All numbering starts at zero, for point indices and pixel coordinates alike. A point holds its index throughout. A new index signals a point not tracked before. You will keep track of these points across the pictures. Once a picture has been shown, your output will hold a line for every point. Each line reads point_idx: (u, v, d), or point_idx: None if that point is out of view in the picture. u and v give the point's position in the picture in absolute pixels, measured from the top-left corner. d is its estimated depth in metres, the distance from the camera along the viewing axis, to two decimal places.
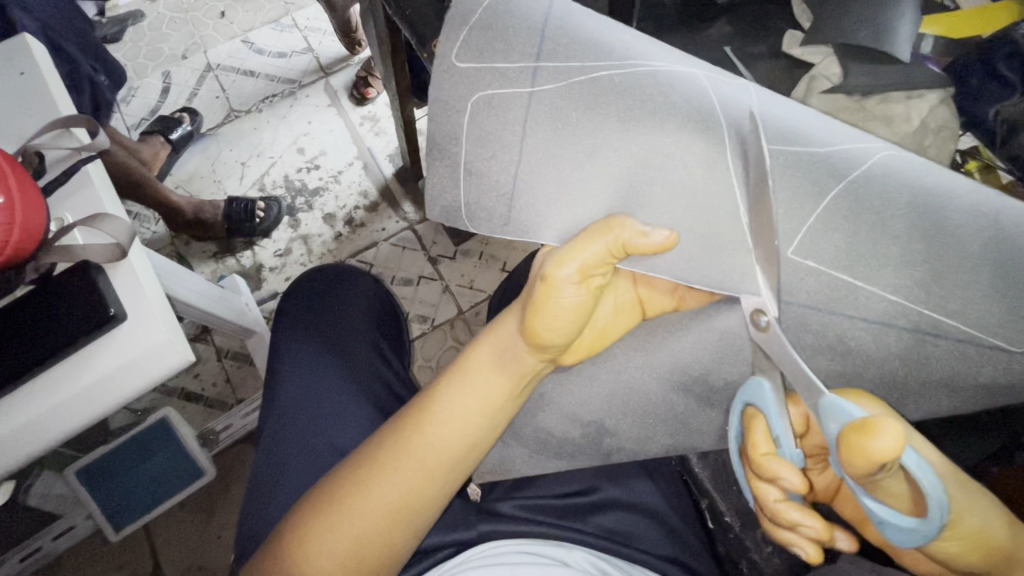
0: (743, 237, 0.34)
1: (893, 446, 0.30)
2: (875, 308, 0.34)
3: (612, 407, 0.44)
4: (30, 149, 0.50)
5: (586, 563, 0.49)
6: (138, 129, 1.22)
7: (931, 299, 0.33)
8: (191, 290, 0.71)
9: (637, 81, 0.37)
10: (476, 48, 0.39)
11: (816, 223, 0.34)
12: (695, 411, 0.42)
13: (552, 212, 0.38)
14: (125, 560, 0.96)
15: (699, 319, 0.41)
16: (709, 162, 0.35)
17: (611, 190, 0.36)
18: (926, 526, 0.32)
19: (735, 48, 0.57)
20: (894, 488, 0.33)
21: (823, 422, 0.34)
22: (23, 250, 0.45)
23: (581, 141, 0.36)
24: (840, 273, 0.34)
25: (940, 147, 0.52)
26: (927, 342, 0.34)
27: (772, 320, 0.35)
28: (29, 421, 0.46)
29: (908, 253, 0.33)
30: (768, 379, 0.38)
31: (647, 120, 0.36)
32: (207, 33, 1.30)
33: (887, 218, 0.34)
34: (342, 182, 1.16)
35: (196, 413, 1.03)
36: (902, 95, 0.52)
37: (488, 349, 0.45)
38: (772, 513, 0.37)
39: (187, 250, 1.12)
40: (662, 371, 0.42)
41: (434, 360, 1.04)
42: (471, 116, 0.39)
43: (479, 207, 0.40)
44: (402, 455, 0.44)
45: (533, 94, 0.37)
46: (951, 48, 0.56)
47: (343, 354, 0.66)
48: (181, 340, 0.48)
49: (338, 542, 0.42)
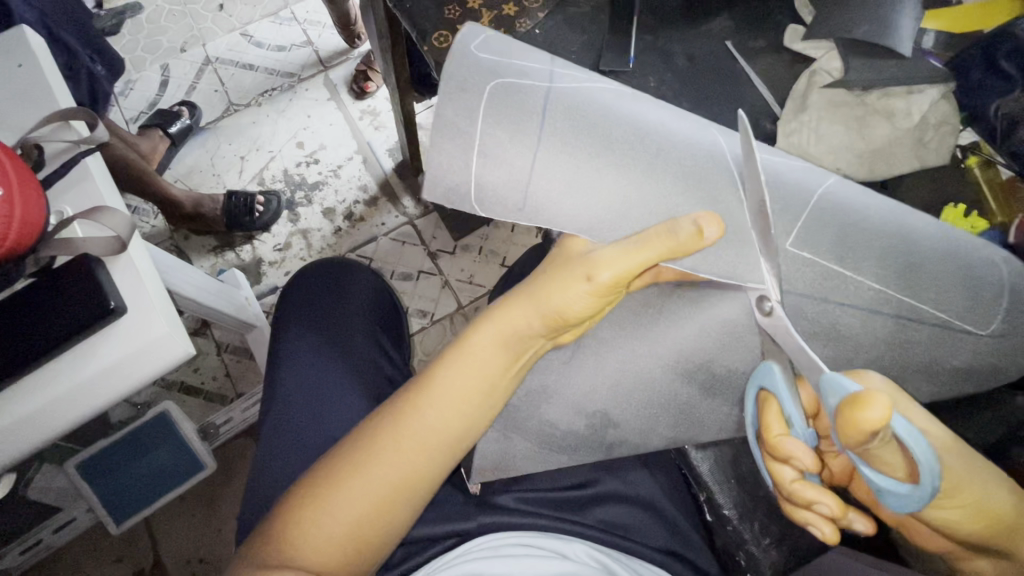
0: (744, 226, 0.37)
1: (882, 415, 0.30)
2: (862, 295, 0.38)
3: (618, 394, 0.46)
4: (29, 141, 0.51)
5: (585, 556, 0.48)
6: (137, 122, 1.21)
7: (907, 288, 0.38)
8: (191, 284, 0.71)
9: (632, 103, 0.41)
10: (496, 49, 0.41)
11: (808, 221, 0.38)
12: (698, 399, 0.45)
13: (565, 200, 0.38)
14: (125, 552, 0.96)
15: (701, 309, 0.43)
16: (716, 167, 0.38)
17: (625, 187, 0.38)
18: (918, 492, 0.32)
19: (736, 43, 0.58)
20: (885, 456, 0.33)
21: (824, 397, 0.34)
22: (24, 241, 0.44)
23: (597, 139, 0.38)
24: (830, 263, 0.38)
25: (940, 143, 0.51)
26: (908, 327, 0.38)
27: (776, 305, 0.37)
28: (30, 414, 0.46)
29: (886, 250, 0.38)
30: (777, 362, 0.39)
31: (657, 138, 0.39)
32: (207, 26, 1.29)
33: (873, 220, 0.38)
34: (342, 176, 1.16)
35: (196, 406, 1.03)
36: (904, 90, 0.51)
37: (494, 329, 0.44)
38: (788, 492, 0.37)
39: (186, 244, 1.12)
40: (668, 359, 0.44)
41: (433, 355, 1.04)
42: (490, 97, 0.38)
43: (490, 187, 0.38)
44: (400, 437, 0.43)
45: (551, 92, 0.39)
46: (952, 44, 0.55)
47: (343, 344, 0.66)
48: (183, 334, 0.48)
49: (334, 522, 0.41)
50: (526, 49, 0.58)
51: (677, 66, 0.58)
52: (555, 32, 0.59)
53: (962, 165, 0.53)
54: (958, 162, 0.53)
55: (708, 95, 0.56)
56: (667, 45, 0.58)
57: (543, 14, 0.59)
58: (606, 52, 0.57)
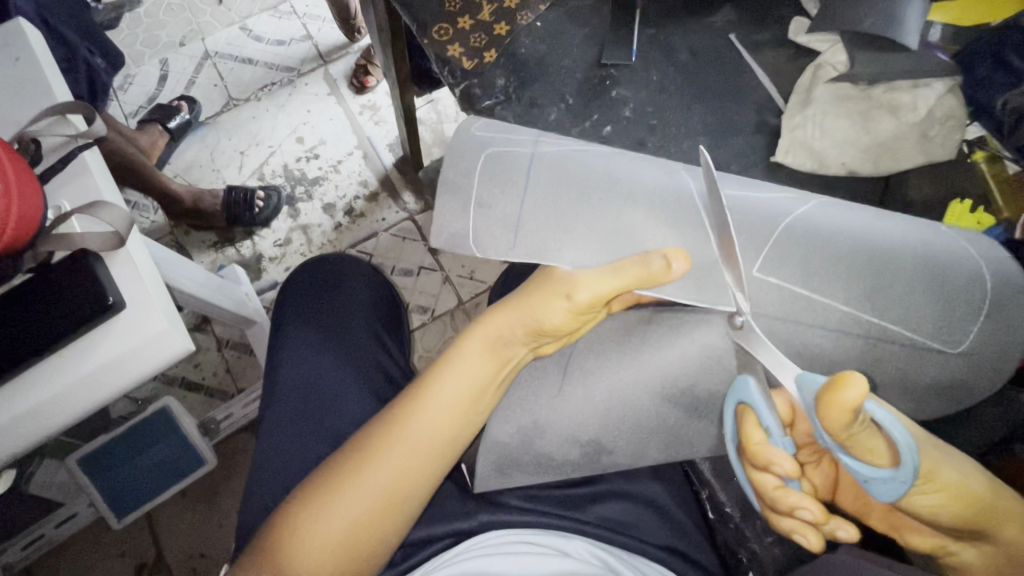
0: (712, 259, 0.38)
1: (861, 394, 0.30)
2: (830, 318, 0.37)
3: (609, 418, 0.44)
4: (25, 136, 0.50)
5: (586, 553, 0.49)
6: (136, 117, 1.21)
7: (875, 309, 0.37)
8: (191, 279, 0.71)
9: (613, 159, 0.43)
10: (494, 128, 0.45)
11: (772, 252, 0.38)
12: (684, 421, 0.44)
13: (551, 238, 0.39)
14: (128, 546, 0.96)
15: (681, 332, 0.42)
16: (682, 202, 0.39)
17: (605, 226, 0.39)
18: (902, 473, 0.32)
19: (740, 36, 0.58)
20: (867, 443, 0.33)
21: (802, 396, 0.36)
22: (22, 235, 0.44)
23: (576, 187, 0.40)
24: (799, 287, 0.37)
25: (947, 137, 0.51)
26: (878, 346, 0.37)
27: (746, 318, 0.38)
28: (29, 410, 0.46)
29: (853, 271, 0.37)
30: (752, 376, 0.39)
31: (627, 178, 0.40)
32: (206, 20, 1.28)
33: (839, 244, 0.37)
34: (342, 171, 1.16)
35: (197, 401, 1.03)
36: (909, 84, 0.50)
37: (480, 334, 0.46)
38: (771, 499, 0.37)
39: (186, 239, 1.12)
40: (653, 384, 0.43)
41: (434, 351, 1.04)
42: (484, 161, 0.42)
43: (487, 232, 0.40)
44: (394, 443, 0.44)
45: (536, 153, 0.42)
46: (961, 36, 0.54)
47: (343, 341, 0.66)
48: (182, 330, 0.48)
49: (334, 523, 0.42)
50: (527, 43, 0.57)
51: (679, 60, 0.57)
52: (556, 25, 0.58)
53: (968, 159, 0.52)
54: (963, 156, 0.52)
55: (711, 89, 0.56)
56: (670, 39, 0.58)
57: (545, 7, 0.58)
58: (608, 46, 0.57)
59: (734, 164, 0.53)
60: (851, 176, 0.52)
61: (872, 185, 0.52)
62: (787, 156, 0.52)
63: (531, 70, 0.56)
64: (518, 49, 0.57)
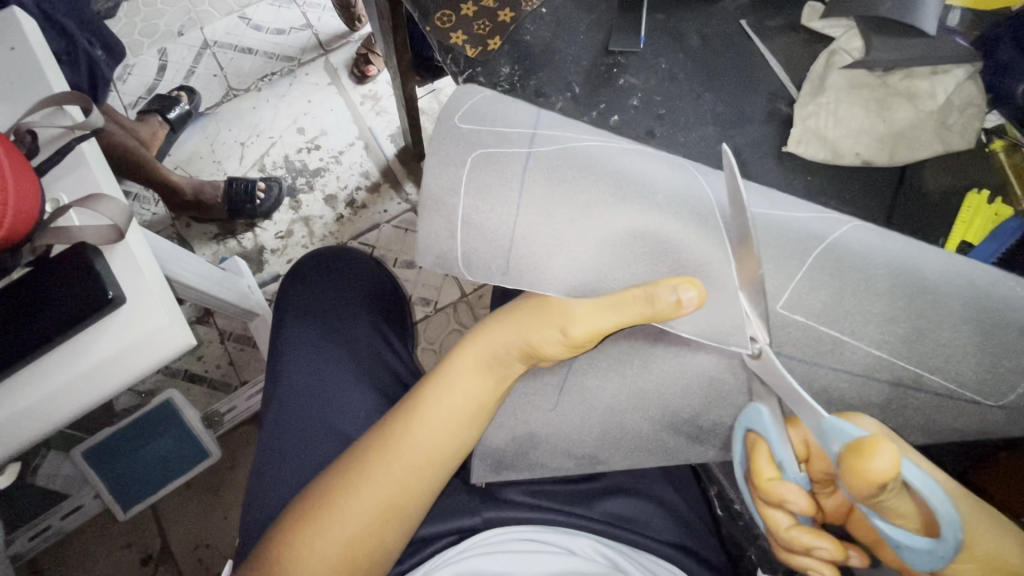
0: (731, 286, 0.38)
1: (891, 465, 0.29)
2: (858, 362, 0.37)
3: (604, 440, 0.45)
4: (22, 127, 0.49)
5: (591, 552, 0.48)
6: (135, 108, 1.19)
7: (914, 356, 0.36)
8: (192, 271, 0.70)
9: (612, 154, 0.42)
10: (478, 116, 0.43)
11: (802, 280, 0.38)
12: (685, 446, 0.44)
13: (547, 262, 0.39)
14: (133, 538, 0.96)
15: (682, 359, 0.42)
16: (701, 222, 0.39)
17: (610, 247, 0.39)
18: (942, 547, 0.30)
19: (751, 22, 0.56)
20: (899, 508, 0.31)
21: (825, 442, 0.34)
22: (20, 228, 0.43)
23: (574, 197, 0.39)
24: (827, 328, 0.37)
25: (965, 125, 0.49)
26: (907, 395, 0.37)
27: (764, 347, 0.37)
28: (30, 406, 0.45)
29: (891, 311, 0.37)
30: (765, 405, 0.38)
31: (633, 191, 0.39)
32: (204, 8, 1.26)
33: (878, 283, 0.37)
34: (343, 163, 1.15)
35: (201, 394, 1.03)
36: (927, 70, 0.49)
37: (475, 350, 0.46)
38: (784, 539, 0.37)
39: (187, 232, 1.11)
40: (654, 413, 0.43)
41: (437, 343, 1.04)
42: (471, 169, 0.41)
43: (477, 255, 0.40)
44: (392, 454, 0.44)
45: (531, 153, 0.41)
46: (980, 21, 0.53)
47: (345, 337, 0.65)
48: (182, 324, 0.47)
49: (330, 543, 0.42)
50: (531, 30, 0.56)
51: (689, 47, 0.56)
52: (561, 12, 0.57)
53: (986, 149, 0.51)
54: (981, 146, 0.51)
55: (721, 77, 0.55)
56: (679, 25, 0.56)
57: None
58: (615, 32, 0.55)
59: (745, 154, 0.52)
60: (866, 167, 0.50)
61: (888, 176, 0.50)
62: (798, 145, 0.51)
63: (536, 58, 0.55)
64: (522, 36, 0.56)
